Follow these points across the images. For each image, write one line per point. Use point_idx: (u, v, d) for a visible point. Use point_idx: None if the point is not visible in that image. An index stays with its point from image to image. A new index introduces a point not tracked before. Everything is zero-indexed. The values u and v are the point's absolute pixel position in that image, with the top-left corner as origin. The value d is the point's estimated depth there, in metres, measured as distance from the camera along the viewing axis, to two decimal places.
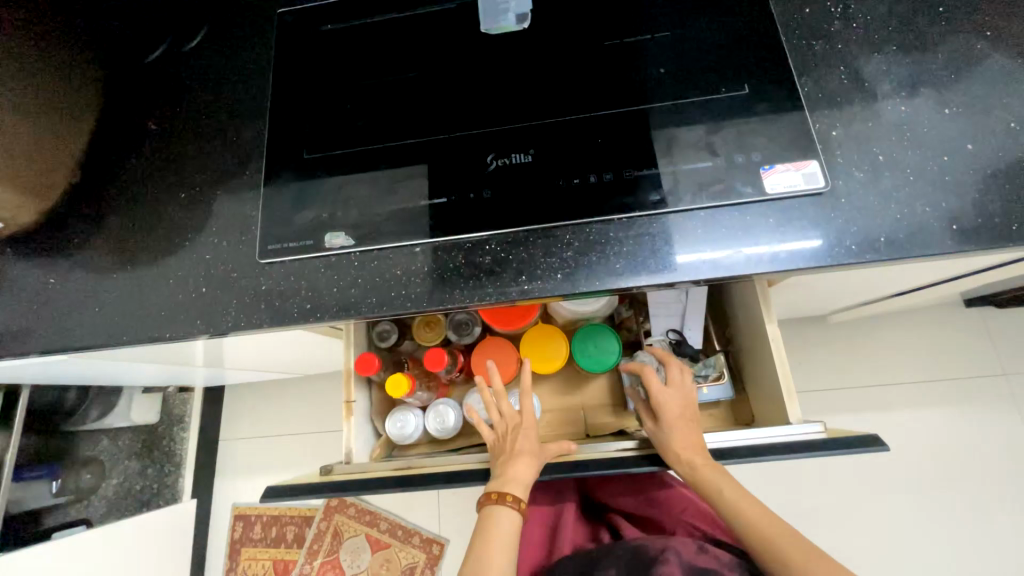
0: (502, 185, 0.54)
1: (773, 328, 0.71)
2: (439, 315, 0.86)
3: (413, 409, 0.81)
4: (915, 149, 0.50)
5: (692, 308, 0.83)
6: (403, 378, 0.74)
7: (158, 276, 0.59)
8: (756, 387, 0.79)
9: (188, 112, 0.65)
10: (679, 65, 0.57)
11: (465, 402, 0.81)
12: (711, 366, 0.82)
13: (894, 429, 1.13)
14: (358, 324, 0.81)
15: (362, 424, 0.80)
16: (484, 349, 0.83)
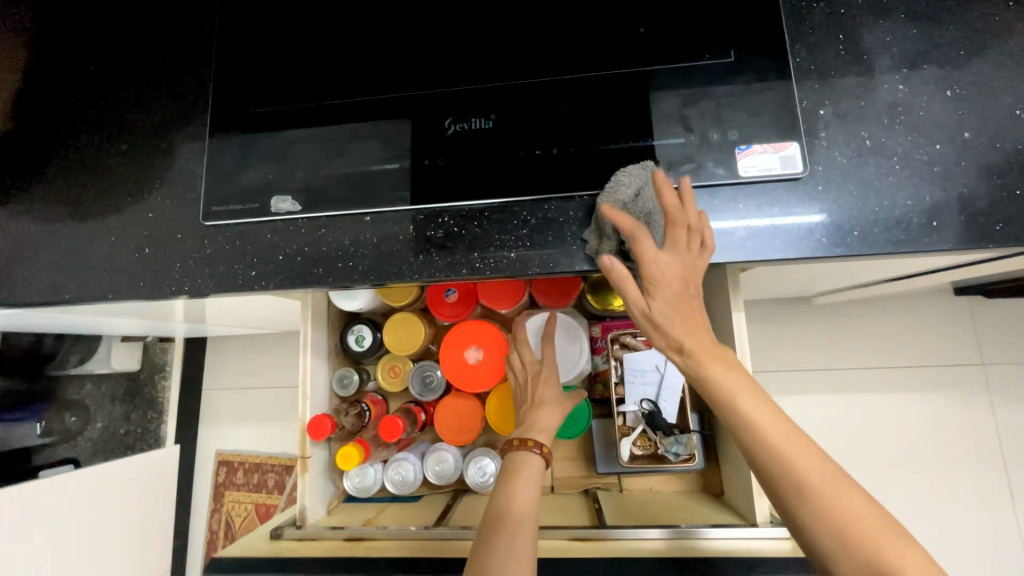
0: (459, 153, 0.51)
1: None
2: (402, 360, 0.71)
3: (374, 462, 0.67)
4: (907, 135, 0.46)
5: (671, 375, 0.65)
6: (354, 449, 0.62)
7: (101, 232, 0.56)
8: (730, 467, 0.65)
9: (129, 54, 0.60)
10: (662, 25, 0.51)
11: (429, 459, 0.68)
12: (683, 444, 0.63)
13: (868, 412, 1.13)
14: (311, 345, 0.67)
15: (319, 478, 0.67)
16: (450, 407, 0.68)
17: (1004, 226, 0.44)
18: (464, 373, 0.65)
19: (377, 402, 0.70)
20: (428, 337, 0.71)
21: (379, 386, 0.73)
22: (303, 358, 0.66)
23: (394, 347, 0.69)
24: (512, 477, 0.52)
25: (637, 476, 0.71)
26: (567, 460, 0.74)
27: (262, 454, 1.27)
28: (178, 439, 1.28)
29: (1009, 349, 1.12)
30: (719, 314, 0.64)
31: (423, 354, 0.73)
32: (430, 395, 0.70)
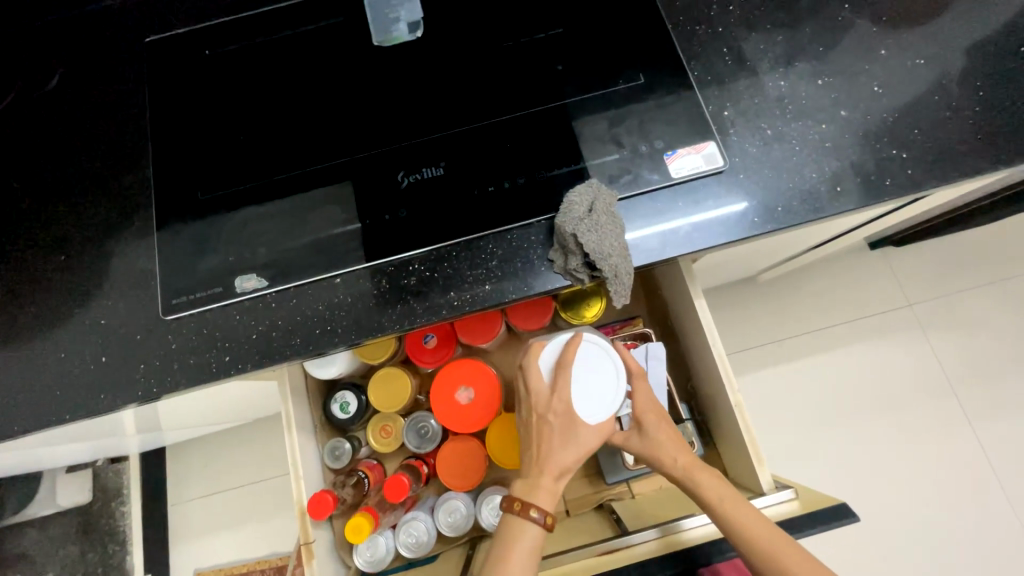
0: (418, 202, 0.53)
1: (738, 395, 0.62)
2: (393, 417, 0.70)
3: (384, 530, 0.64)
4: (798, 121, 0.54)
5: (655, 376, 0.65)
6: (362, 520, 0.59)
7: (46, 351, 0.52)
8: (727, 446, 0.68)
9: (54, 164, 0.58)
10: (577, 60, 0.57)
11: (440, 512, 0.66)
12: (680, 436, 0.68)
13: (829, 369, 1.22)
14: (296, 422, 0.64)
15: (328, 563, 0.63)
16: (450, 454, 0.67)
17: (891, 180, 0.52)
18: (457, 417, 0.65)
19: (375, 466, 0.68)
20: (415, 388, 0.70)
21: (373, 450, 0.71)
22: (289, 437, 0.63)
23: (382, 405, 0.68)
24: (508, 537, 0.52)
25: (645, 478, 0.72)
26: (575, 480, 0.74)
27: (249, 560, 1.16)
28: (148, 568, 1.14)
29: (926, 288, 1.26)
30: (682, 306, 0.69)
31: (412, 406, 0.72)
32: (428, 444, 0.68)
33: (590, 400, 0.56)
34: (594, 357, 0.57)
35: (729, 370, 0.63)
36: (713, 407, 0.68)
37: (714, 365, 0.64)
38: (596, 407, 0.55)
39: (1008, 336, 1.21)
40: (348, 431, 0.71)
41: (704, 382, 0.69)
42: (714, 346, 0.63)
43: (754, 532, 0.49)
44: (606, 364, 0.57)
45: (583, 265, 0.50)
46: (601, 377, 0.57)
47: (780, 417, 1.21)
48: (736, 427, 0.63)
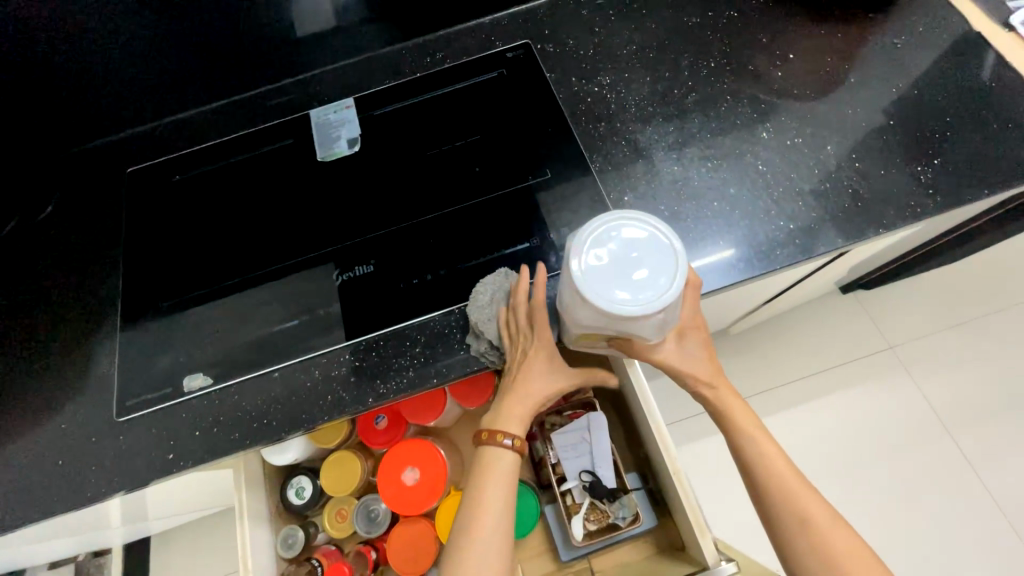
0: (349, 297, 0.58)
1: (676, 462, 0.64)
2: (348, 500, 0.71)
3: None
4: (692, 200, 0.59)
5: (600, 444, 0.69)
6: None
7: (10, 455, 0.56)
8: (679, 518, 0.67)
9: (37, 281, 0.65)
10: (493, 161, 0.64)
11: None
12: (627, 507, 0.68)
13: (818, 422, 1.18)
14: (249, 511, 0.66)
15: None
16: (399, 538, 0.67)
17: (783, 250, 0.56)
18: (405, 495, 0.66)
19: (328, 552, 0.69)
20: (368, 469, 0.72)
21: (329, 535, 0.72)
22: (240, 528, 0.64)
23: (334, 489, 0.69)
24: (482, 470, 0.53)
25: (604, 555, 0.71)
26: (536, 560, 0.72)
27: None
28: None
29: (908, 328, 1.24)
30: (620, 374, 0.72)
31: (367, 488, 0.73)
32: (377, 528, 0.69)
33: (605, 279, 0.43)
34: (642, 241, 0.44)
35: (666, 437, 0.65)
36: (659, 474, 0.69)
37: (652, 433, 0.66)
38: (605, 295, 0.42)
39: (998, 374, 1.18)
40: (306, 516, 0.72)
41: (652, 451, 0.69)
42: (650, 413, 0.65)
43: (805, 496, 0.52)
44: (656, 271, 0.43)
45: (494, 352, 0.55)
46: (636, 277, 0.43)
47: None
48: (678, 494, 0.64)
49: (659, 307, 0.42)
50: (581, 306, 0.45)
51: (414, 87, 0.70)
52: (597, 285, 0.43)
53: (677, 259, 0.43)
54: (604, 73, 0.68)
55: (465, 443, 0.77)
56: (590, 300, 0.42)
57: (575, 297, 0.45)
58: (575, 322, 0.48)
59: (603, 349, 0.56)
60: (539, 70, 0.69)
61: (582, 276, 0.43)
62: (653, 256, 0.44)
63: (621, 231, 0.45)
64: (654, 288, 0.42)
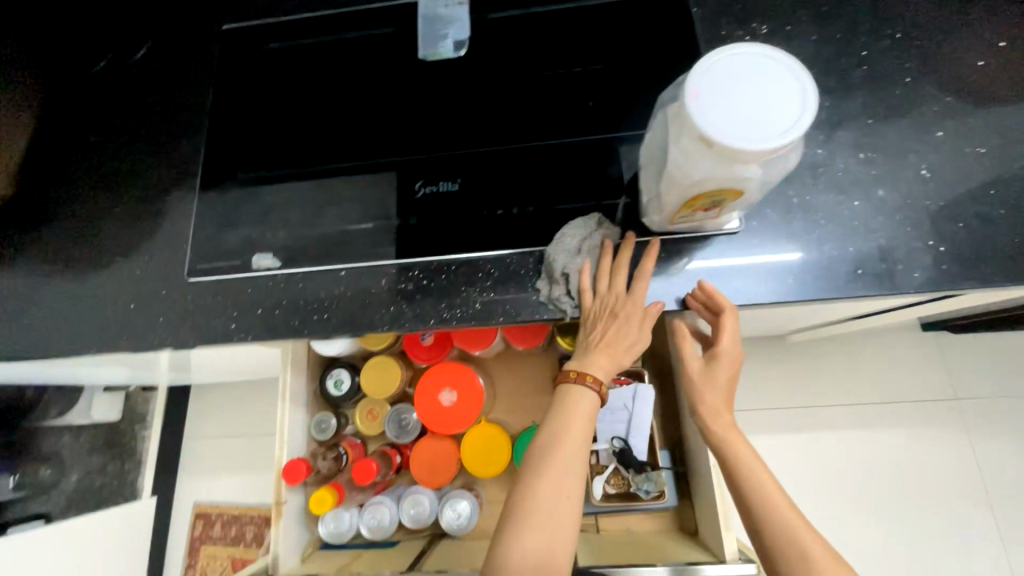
0: (429, 212, 0.55)
1: (718, 454, 0.60)
2: (381, 404, 0.73)
3: (350, 508, 0.68)
4: (830, 192, 0.51)
5: (641, 415, 0.66)
6: (328, 493, 0.61)
7: (88, 289, 0.59)
8: (702, 506, 0.65)
9: (125, 125, 0.65)
10: (611, 97, 0.57)
11: (404, 501, 0.68)
12: (653, 482, 0.66)
13: (866, 453, 1.07)
14: (292, 391, 0.69)
15: (295, 525, 0.67)
16: (423, 450, 0.69)
17: (921, 272, 0.48)
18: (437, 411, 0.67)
19: (355, 444, 0.72)
20: (405, 380, 0.73)
21: (357, 430, 0.75)
22: (281, 404, 0.67)
23: (371, 391, 0.71)
24: (563, 412, 0.49)
25: (613, 517, 0.71)
26: None
27: (241, 504, 1.22)
28: (156, 491, 1.23)
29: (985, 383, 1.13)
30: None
31: (400, 397, 0.75)
32: (406, 435, 0.71)
33: (731, 111, 0.34)
34: (761, 65, 0.35)
35: None
36: (693, 460, 0.67)
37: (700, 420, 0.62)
38: (730, 128, 0.34)
39: None
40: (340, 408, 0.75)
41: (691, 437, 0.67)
42: None
43: (777, 500, 0.47)
44: (788, 100, 0.34)
45: (570, 300, 0.51)
46: (765, 104, 0.34)
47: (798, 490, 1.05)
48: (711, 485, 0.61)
49: (798, 137, 0.33)
50: (694, 154, 0.37)
51: None
52: (718, 117, 0.34)
53: (808, 84, 0.34)
54: (762, 19, 0.58)
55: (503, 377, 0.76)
56: (712, 138, 0.34)
57: (687, 144, 0.37)
58: (679, 183, 0.40)
59: (697, 223, 0.49)
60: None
61: (701, 111, 0.34)
62: (778, 82, 0.34)
63: (737, 57, 0.35)
64: (787, 118, 0.34)
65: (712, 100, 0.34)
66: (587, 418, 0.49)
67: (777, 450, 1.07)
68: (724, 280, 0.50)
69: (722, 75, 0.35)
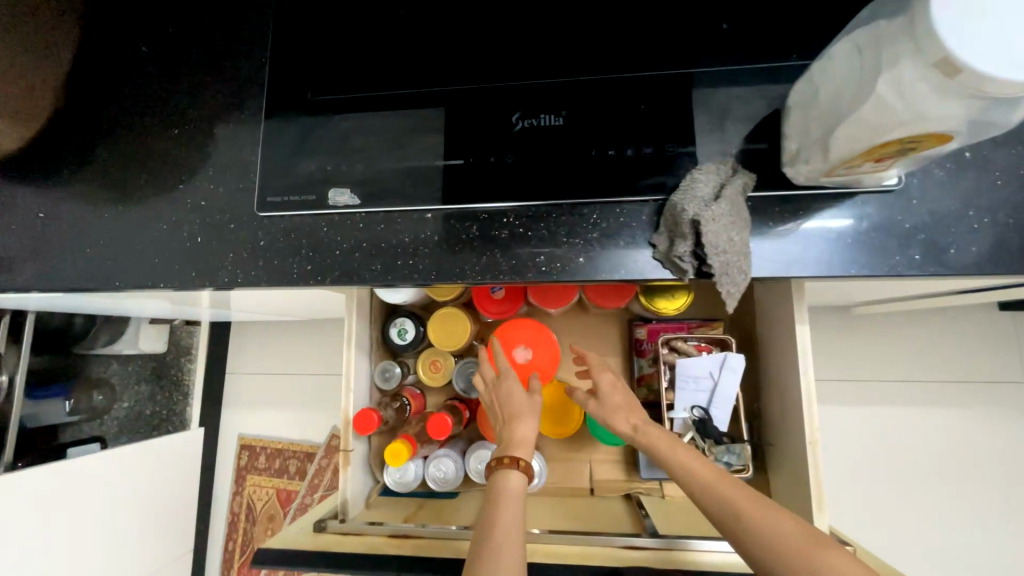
0: (527, 151, 0.48)
1: (816, 434, 0.56)
2: (445, 355, 0.70)
3: (415, 458, 0.67)
4: (1008, 149, 0.43)
5: (727, 385, 0.62)
6: (402, 446, 0.59)
7: (151, 219, 0.54)
8: (781, 480, 0.62)
9: (178, 35, 0.57)
10: (747, 21, 0.48)
11: (471, 455, 0.67)
12: (735, 454, 0.62)
13: None
14: (357, 338, 0.66)
15: (361, 471, 0.66)
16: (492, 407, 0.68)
17: None
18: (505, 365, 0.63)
19: (418, 395, 0.70)
20: (472, 333, 0.69)
21: (418, 380, 0.72)
22: (347, 352, 0.64)
23: (438, 342, 0.68)
24: (500, 496, 0.49)
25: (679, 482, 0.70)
26: (609, 463, 0.73)
27: (285, 439, 1.25)
28: (203, 422, 1.26)
29: None
30: (779, 325, 0.61)
31: (465, 350, 0.71)
32: (473, 391, 0.68)
33: (999, 31, 0.26)
34: None
35: (813, 403, 0.56)
36: (777, 435, 0.63)
37: (796, 394, 0.58)
38: (993, 48, 0.26)
39: None
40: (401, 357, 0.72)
41: (778, 410, 0.63)
42: (805, 374, 0.56)
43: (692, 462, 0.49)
44: None
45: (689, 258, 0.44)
46: None
47: (855, 466, 0.97)
48: (801, 464, 0.58)
49: None
50: (914, 85, 0.30)
51: None
52: (969, 31, 0.26)
53: None
54: None
55: (569, 335, 0.74)
56: (957, 61, 0.26)
57: (909, 68, 0.29)
58: (868, 127, 0.33)
59: (856, 177, 0.41)
60: None
61: (950, 31, 0.26)
62: None
63: None
64: None
65: (968, 21, 0.26)
66: (519, 503, 0.49)
67: None
68: (872, 246, 0.44)
69: None
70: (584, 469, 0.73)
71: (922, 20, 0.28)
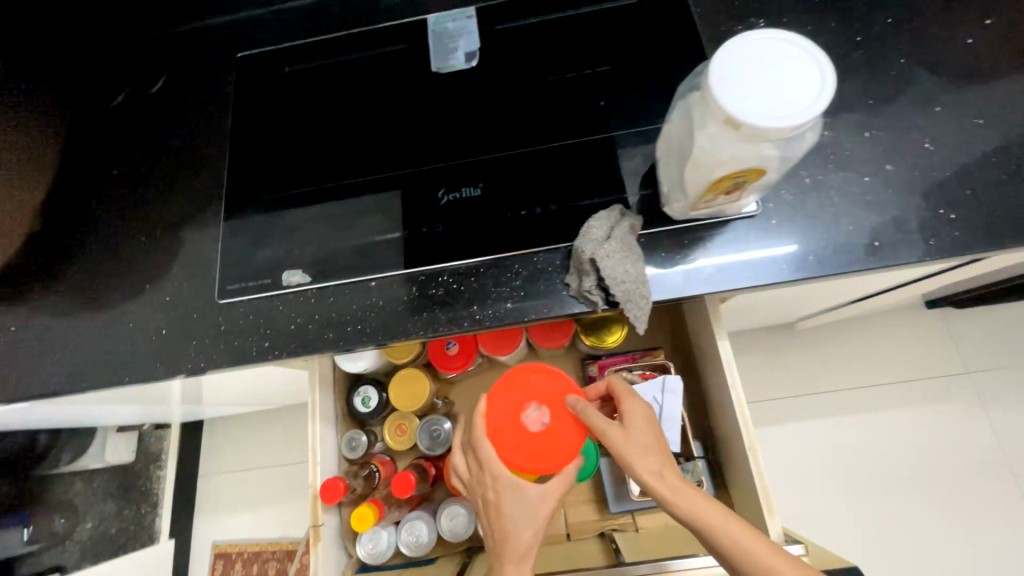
0: (453, 219, 0.56)
1: (753, 439, 0.61)
2: (410, 418, 0.73)
3: (387, 525, 0.67)
4: (839, 171, 0.53)
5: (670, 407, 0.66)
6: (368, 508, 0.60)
7: (118, 319, 0.59)
8: (738, 493, 0.65)
9: (146, 157, 0.66)
10: (619, 97, 0.59)
11: (442, 513, 0.67)
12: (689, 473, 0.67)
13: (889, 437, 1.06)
14: (321, 410, 0.68)
15: (333, 548, 0.66)
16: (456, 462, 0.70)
17: (936, 240, 0.50)
18: (515, 436, 0.53)
19: (387, 461, 0.71)
20: (433, 392, 0.73)
21: (387, 447, 0.74)
22: (312, 425, 0.67)
23: (400, 404, 0.71)
24: None
25: (649, 513, 0.71)
26: (582, 504, 0.74)
27: (262, 539, 1.19)
28: (174, 533, 1.19)
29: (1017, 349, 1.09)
30: (707, 344, 0.68)
31: (429, 410, 0.74)
32: (438, 447, 0.70)
33: (756, 96, 0.36)
34: (774, 50, 0.37)
35: (745, 410, 0.62)
36: (728, 450, 0.67)
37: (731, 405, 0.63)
38: (756, 107, 0.35)
39: None
40: (368, 425, 0.75)
41: (722, 425, 0.68)
42: (733, 386, 0.62)
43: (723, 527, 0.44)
44: (805, 75, 0.36)
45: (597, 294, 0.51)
46: (786, 85, 0.35)
47: None
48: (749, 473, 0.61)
49: (820, 112, 0.35)
50: (719, 136, 0.39)
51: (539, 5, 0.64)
52: (741, 98, 0.36)
53: (822, 62, 0.36)
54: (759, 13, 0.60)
55: None
56: (736, 118, 0.36)
57: (711, 124, 0.39)
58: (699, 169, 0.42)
59: (719, 207, 0.50)
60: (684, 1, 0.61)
61: (727, 98, 0.36)
62: (792, 65, 0.36)
63: (751, 44, 0.37)
64: (806, 95, 0.35)
65: (737, 90, 0.36)
66: None
67: (800, 438, 1.07)
68: (747, 261, 0.52)
69: (738, 63, 0.36)
70: (559, 515, 0.73)
71: (709, 92, 0.37)
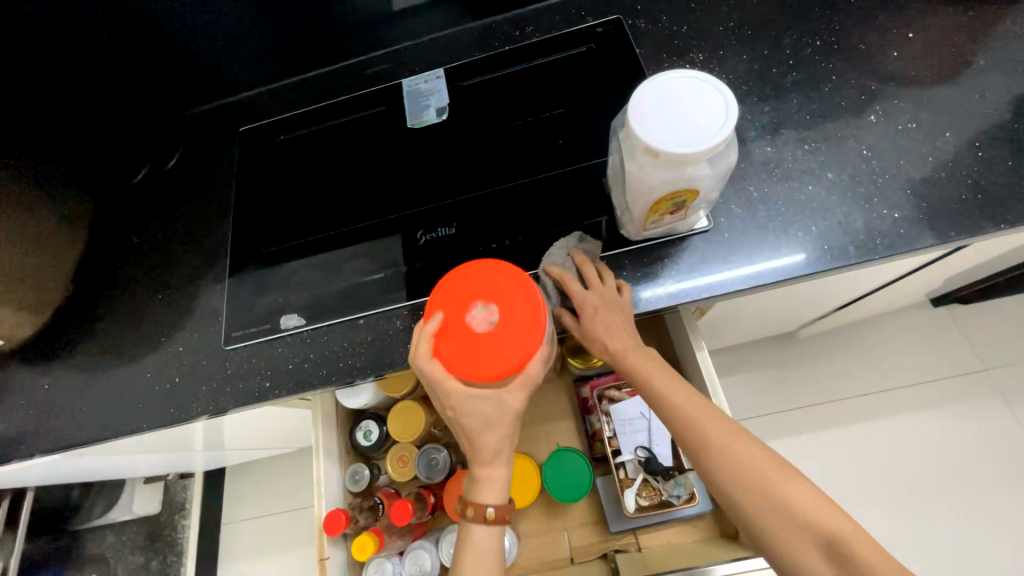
0: (431, 256, 0.62)
1: None
2: (410, 448, 0.76)
3: (391, 556, 0.69)
4: (783, 183, 0.57)
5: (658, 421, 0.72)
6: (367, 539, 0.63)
7: (137, 370, 0.65)
8: None
9: (162, 224, 0.74)
10: (577, 134, 0.65)
11: (444, 541, 0.69)
12: (683, 486, 0.68)
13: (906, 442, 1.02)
14: (324, 445, 0.72)
15: None
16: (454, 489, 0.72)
17: (880, 239, 0.53)
18: (458, 339, 0.48)
19: (390, 493, 0.73)
20: (430, 421, 0.76)
21: (390, 479, 0.77)
22: (317, 461, 0.70)
23: (398, 435, 0.74)
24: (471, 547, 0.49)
25: (651, 531, 0.71)
26: (584, 526, 0.74)
27: None
28: None
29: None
30: (688, 357, 0.70)
31: (428, 439, 0.77)
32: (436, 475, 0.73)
33: (669, 128, 0.40)
34: (683, 87, 0.42)
35: None
36: None
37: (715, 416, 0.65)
38: (669, 138, 0.40)
39: None
40: (371, 458, 0.78)
41: None
42: (716, 395, 0.64)
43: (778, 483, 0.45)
44: (711, 107, 0.40)
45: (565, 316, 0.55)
46: (694, 117, 0.40)
47: None
48: None
49: (724, 138, 0.39)
50: (646, 163, 0.43)
51: (500, 60, 0.72)
52: (656, 130, 0.40)
53: (726, 94, 0.41)
54: (697, 49, 0.66)
55: None
56: (653, 147, 0.40)
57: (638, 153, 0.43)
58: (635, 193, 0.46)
59: (669, 226, 0.54)
60: (629, 46, 0.68)
61: (644, 130, 0.40)
62: (700, 99, 0.41)
63: (663, 84, 0.42)
64: (713, 124, 0.40)
65: (652, 123, 0.41)
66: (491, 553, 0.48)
67: (815, 448, 1.05)
68: (704, 274, 0.55)
69: (653, 100, 0.41)
70: (562, 538, 0.74)
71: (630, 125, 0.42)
